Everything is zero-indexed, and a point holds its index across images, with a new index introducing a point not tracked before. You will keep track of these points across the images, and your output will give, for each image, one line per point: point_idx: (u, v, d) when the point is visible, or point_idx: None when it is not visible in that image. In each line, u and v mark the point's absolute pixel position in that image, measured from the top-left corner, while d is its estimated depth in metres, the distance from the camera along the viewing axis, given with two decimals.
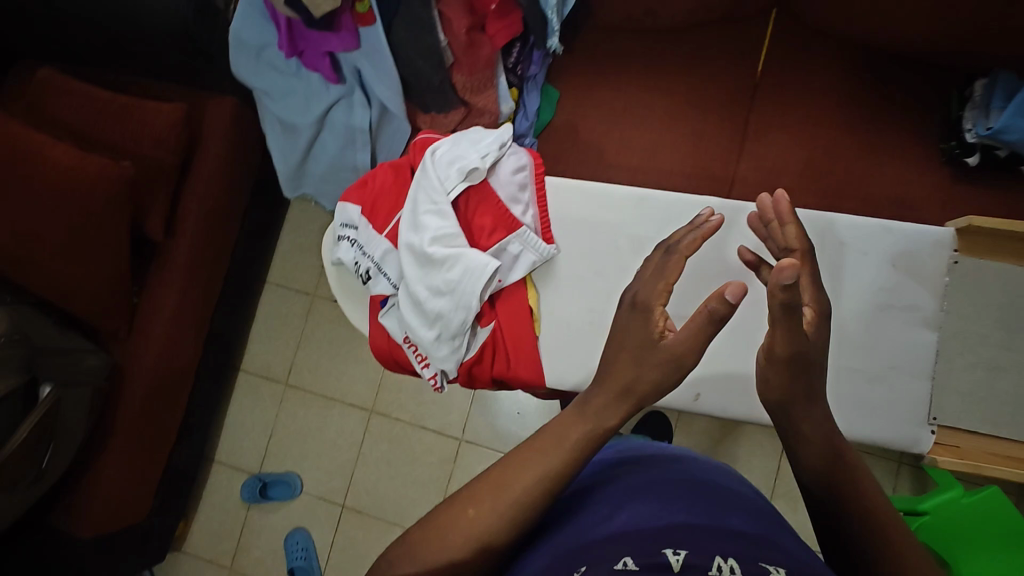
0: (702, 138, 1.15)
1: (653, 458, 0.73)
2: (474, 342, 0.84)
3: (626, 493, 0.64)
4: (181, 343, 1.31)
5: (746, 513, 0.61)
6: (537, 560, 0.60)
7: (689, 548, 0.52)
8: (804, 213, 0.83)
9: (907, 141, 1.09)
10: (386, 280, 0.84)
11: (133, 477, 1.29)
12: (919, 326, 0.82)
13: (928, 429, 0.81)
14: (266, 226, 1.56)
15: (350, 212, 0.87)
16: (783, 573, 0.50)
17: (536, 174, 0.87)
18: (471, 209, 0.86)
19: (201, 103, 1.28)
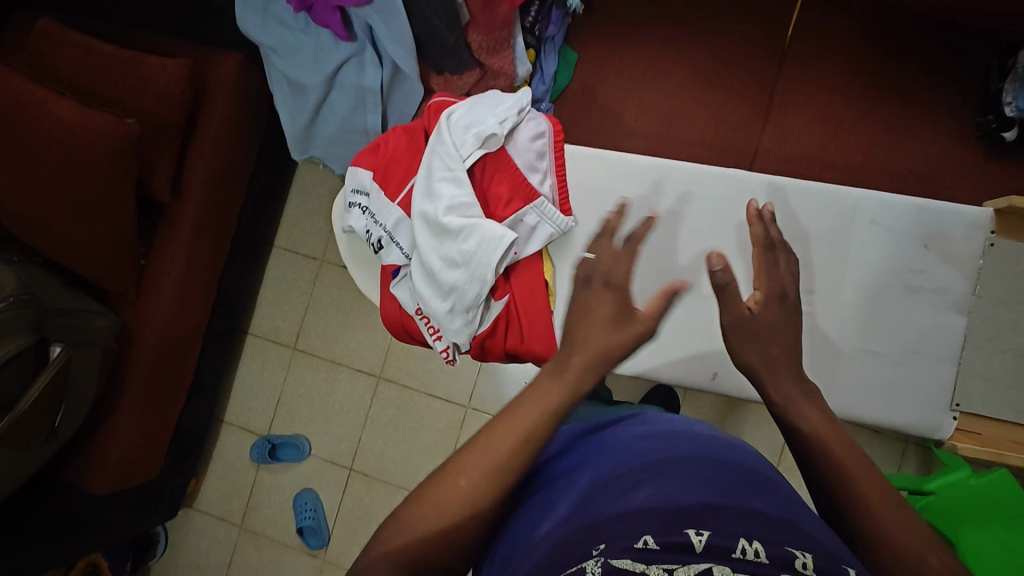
0: (725, 107, 1.10)
1: (669, 433, 0.72)
2: (487, 316, 0.82)
3: (643, 469, 0.64)
4: (189, 305, 1.31)
5: (768, 493, 0.60)
6: (551, 532, 0.60)
7: (712, 529, 0.52)
8: (833, 190, 0.81)
9: (940, 114, 1.04)
10: (398, 250, 0.83)
11: (143, 436, 1.30)
12: (948, 309, 0.80)
13: (951, 416, 0.80)
14: (274, 189, 1.54)
15: (361, 177, 0.85)
16: (808, 557, 0.50)
17: (554, 142, 0.85)
18: (488, 177, 0.83)
19: (206, 60, 1.23)
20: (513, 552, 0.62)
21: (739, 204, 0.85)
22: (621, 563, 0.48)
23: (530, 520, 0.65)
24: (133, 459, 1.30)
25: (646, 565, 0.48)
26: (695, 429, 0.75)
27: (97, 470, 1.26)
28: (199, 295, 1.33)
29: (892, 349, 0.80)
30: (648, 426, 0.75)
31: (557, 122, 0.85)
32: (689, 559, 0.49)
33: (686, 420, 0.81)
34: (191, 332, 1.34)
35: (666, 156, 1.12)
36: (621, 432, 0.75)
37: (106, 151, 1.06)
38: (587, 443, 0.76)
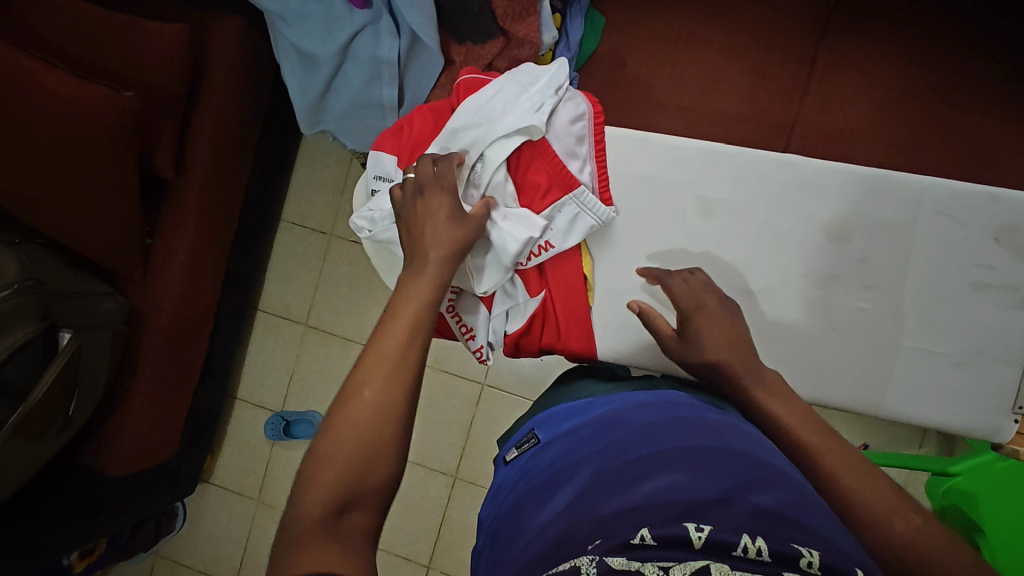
0: (764, 75, 1.03)
1: (675, 414, 0.69)
2: (522, 312, 0.83)
3: (646, 455, 0.61)
4: (197, 285, 1.27)
5: (778, 482, 0.58)
6: (549, 518, 0.58)
7: (714, 524, 0.51)
8: (897, 176, 0.78)
9: (994, 84, 0.97)
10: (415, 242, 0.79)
11: (159, 419, 1.29)
12: (1016, 308, 0.77)
13: (1012, 420, 0.79)
14: (278, 161, 1.47)
15: (385, 163, 0.78)
16: (816, 557, 0.48)
17: (594, 124, 0.80)
18: (524, 165, 0.80)
19: (203, 23, 1.15)
20: (517, 536, 0.60)
21: (791, 189, 0.80)
22: (616, 564, 0.47)
23: (531, 503, 0.64)
24: (149, 441, 1.29)
25: (640, 563, 0.47)
26: (700, 408, 0.71)
27: (112, 453, 1.25)
28: (207, 276, 1.29)
29: (938, 342, 0.79)
30: (648, 406, 0.72)
31: (597, 101, 0.81)
32: (687, 556, 0.48)
33: (679, 393, 0.76)
34: (201, 312, 1.31)
35: (698, 129, 1.05)
36: (622, 413, 0.73)
37: (104, 127, 1.00)
38: (587, 423, 0.73)
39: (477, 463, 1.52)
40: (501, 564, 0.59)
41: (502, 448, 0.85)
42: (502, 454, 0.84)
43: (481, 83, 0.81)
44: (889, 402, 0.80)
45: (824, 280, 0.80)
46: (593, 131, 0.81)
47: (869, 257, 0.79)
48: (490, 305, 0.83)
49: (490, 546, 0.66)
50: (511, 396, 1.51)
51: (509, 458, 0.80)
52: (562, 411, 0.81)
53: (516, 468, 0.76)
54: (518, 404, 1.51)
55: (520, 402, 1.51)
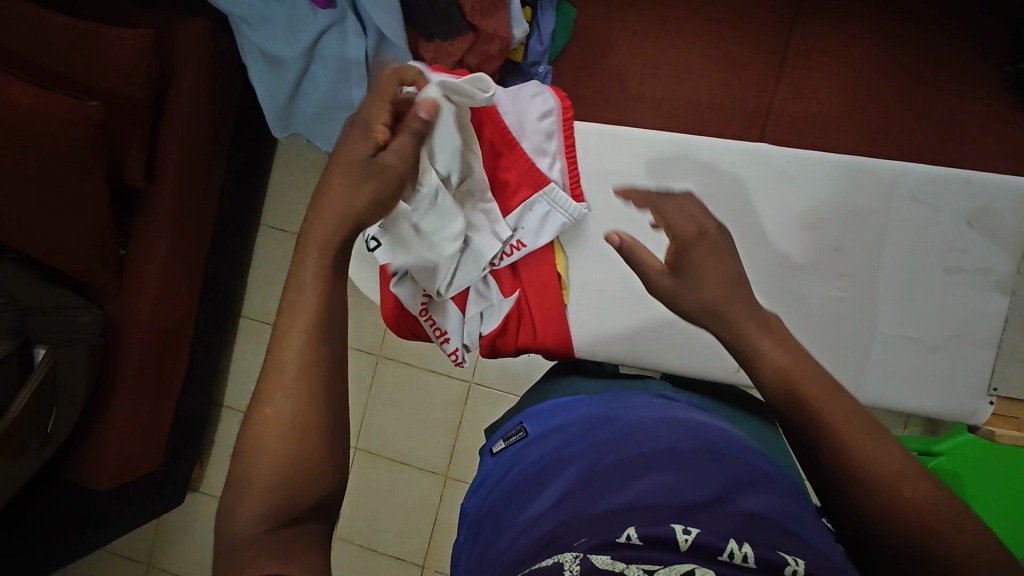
0: (735, 63, 1.02)
1: (666, 418, 0.69)
2: (497, 312, 0.84)
3: (638, 455, 0.61)
4: (175, 294, 1.25)
5: (768, 487, 0.58)
6: (539, 513, 0.58)
7: (702, 527, 0.50)
8: (869, 163, 0.78)
9: (964, 65, 0.97)
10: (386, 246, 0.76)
11: (142, 430, 1.28)
12: (989, 292, 0.78)
13: (987, 401, 0.79)
14: (252, 164, 1.45)
15: None
16: (802, 567, 0.47)
17: (563, 120, 0.80)
18: (494, 165, 0.81)
19: (167, 27, 1.12)
20: (499, 534, 0.60)
21: (764, 178, 0.80)
22: (601, 563, 0.46)
23: (517, 499, 0.64)
24: (134, 453, 1.27)
25: (625, 564, 0.45)
26: (690, 415, 0.71)
27: (96, 467, 1.23)
28: (184, 283, 1.27)
29: (914, 327, 0.79)
30: (642, 408, 0.72)
31: (564, 95, 0.80)
32: (672, 559, 0.47)
33: (687, 401, 0.76)
34: (181, 320, 1.30)
35: (672, 119, 1.04)
36: (613, 411, 0.72)
37: (70, 136, 0.98)
38: (575, 422, 0.72)
39: (467, 461, 1.52)
40: (482, 561, 0.59)
41: (487, 441, 0.86)
42: (490, 445, 0.84)
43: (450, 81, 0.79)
44: (869, 388, 0.80)
45: (801, 268, 0.80)
46: (561, 126, 0.81)
47: (842, 245, 0.79)
48: (463, 306, 0.83)
49: (472, 542, 0.66)
50: (498, 392, 1.51)
51: (497, 451, 0.79)
52: (551, 406, 0.81)
53: (502, 461, 0.75)
54: (505, 401, 1.51)
55: (507, 399, 1.51)
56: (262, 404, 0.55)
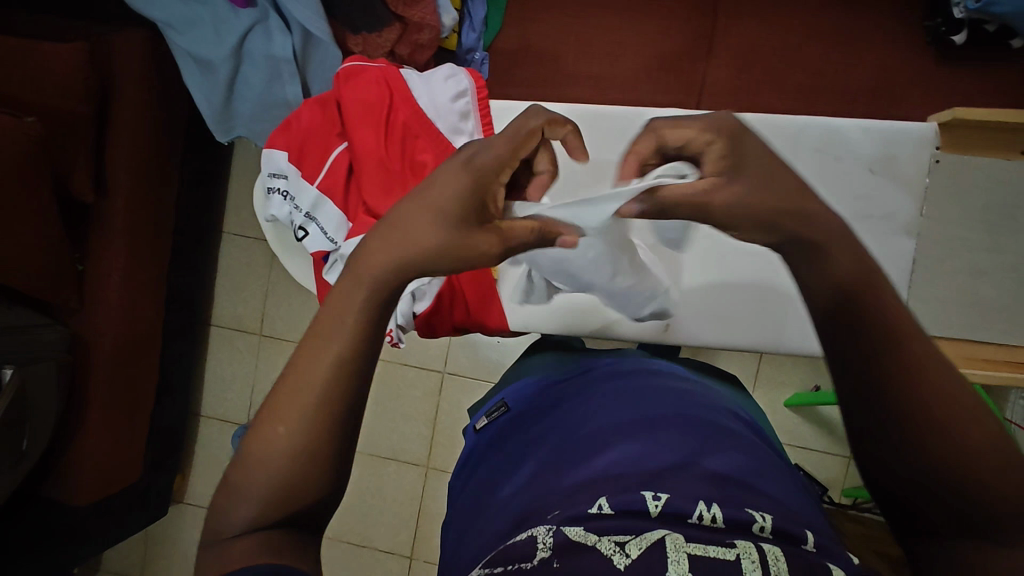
0: (666, 36, 1.04)
1: (641, 386, 0.70)
2: (429, 291, 0.82)
3: (610, 426, 0.63)
4: (138, 305, 1.26)
5: (732, 442, 0.60)
6: (515, 490, 0.60)
7: (672, 491, 0.51)
8: (770, 120, 0.80)
9: (886, 22, 0.99)
10: (321, 233, 0.72)
11: (117, 443, 1.28)
12: (901, 234, 0.81)
13: None
14: (207, 172, 1.45)
15: (278, 159, 0.74)
16: (769, 520, 0.49)
17: (478, 98, 0.77)
18: (409, 147, 0.75)
19: (104, 39, 1.12)
20: (479, 516, 0.62)
21: None
22: (574, 535, 0.47)
23: (498, 476, 0.66)
24: (111, 467, 1.27)
25: (597, 537, 0.46)
26: (664, 380, 0.72)
27: (72, 484, 1.23)
28: (146, 294, 1.28)
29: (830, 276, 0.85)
30: (614, 377, 0.73)
31: (480, 77, 0.78)
32: (643, 524, 0.48)
33: (659, 367, 0.78)
34: (149, 333, 1.31)
35: (608, 95, 1.06)
36: (589, 384, 0.74)
37: (11, 152, 0.97)
38: (557, 398, 0.74)
39: (447, 451, 1.54)
40: (464, 539, 0.61)
41: (471, 419, 0.86)
42: (473, 422, 0.85)
43: (364, 68, 0.76)
44: (792, 336, 0.87)
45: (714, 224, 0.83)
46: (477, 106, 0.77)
47: None
48: None
49: (455, 522, 0.68)
50: (472, 380, 1.53)
51: (480, 428, 0.81)
52: (531, 383, 0.82)
53: (486, 439, 0.77)
54: (479, 388, 1.53)
55: (481, 386, 1.53)
56: (271, 419, 0.43)
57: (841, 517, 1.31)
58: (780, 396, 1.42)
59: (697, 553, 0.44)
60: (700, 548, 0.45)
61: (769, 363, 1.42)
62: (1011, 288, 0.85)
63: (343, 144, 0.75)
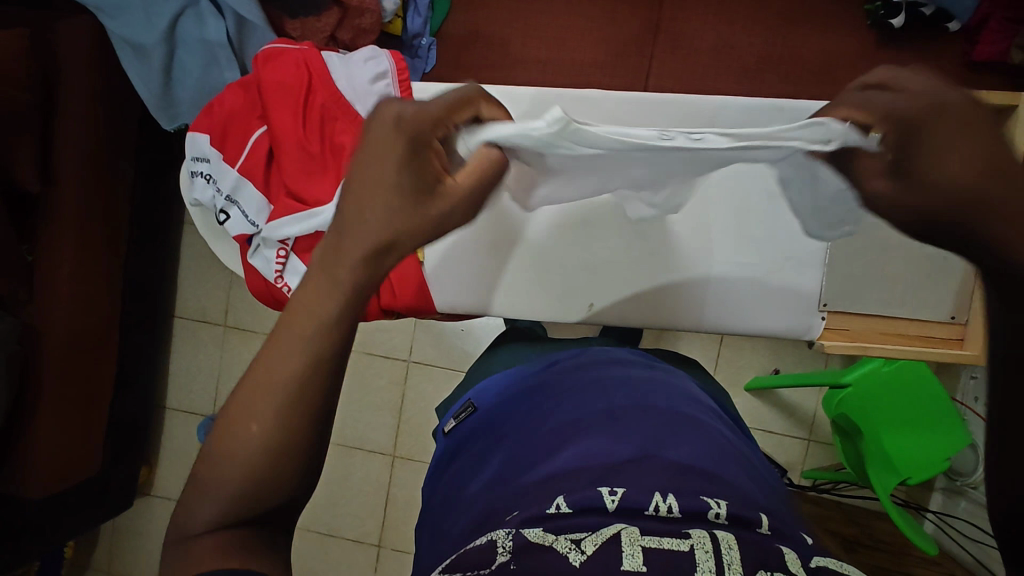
0: (614, 20, 1.04)
1: (603, 374, 0.63)
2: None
3: (569, 422, 0.55)
4: (87, 297, 1.25)
5: (695, 432, 0.53)
6: (482, 488, 0.52)
7: (628, 484, 0.44)
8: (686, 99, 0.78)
9: (830, 6, 1.00)
10: (242, 215, 0.80)
11: (68, 436, 1.27)
12: None
13: (818, 316, 0.85)
14: (166, 162, 1.44)
15: (200, 144, 0.79)
16: (723, 507, 0.43)
17: (399, 81, 0.79)
18: (329, 128, 0.78)
19: (48, 25, 1.10)
20: (440, 529, 0.53)
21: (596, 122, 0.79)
22: (533, 536, 0.40)
23: (460, 479, 0.58)
24: (63, 460, 1.26)
25: (554, 536, 0.39)
26: (624, 368, 0.65)
27: (27, 480, 1.21)
28: (96, 285, 1.26)
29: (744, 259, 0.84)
30: (579, 369, 0.65)
31: (401, 60, 0.80)
32: (599, 523, 0.41)
33: (625, 355, 0.69)
34: (100, 327, 1.30)
35: (558, 80, 1.07)
36: (553, 376, 0.65)
37: None
38: (523, 393, 0.65)
39: (414, 439, 1.55)
40: (427, 556, 0.52)
41: (439, 421, 0.74)
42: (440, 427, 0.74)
43: (281, 52, 0.79)
44: (712, 316, 0.85)
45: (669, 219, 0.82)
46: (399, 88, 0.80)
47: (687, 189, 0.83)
48: None
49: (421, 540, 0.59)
50: (437, 368, 1.54)
51: (448, 433, 0.69)
52: (502, 376, 0.71)
53: (452, 443, 0.67)
54: (444, 376, 1.54)
55: (447, 374, 1.53)
56: (241, 418, 0.40)
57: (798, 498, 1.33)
58: (739, 379, 1.43)
59: (652, 546, 0.38)
60: (655, 540, 0.39)
61: (729, 348, 1.43)
62: (918, 263, 0.84)
63: (263, 127, 0.79)
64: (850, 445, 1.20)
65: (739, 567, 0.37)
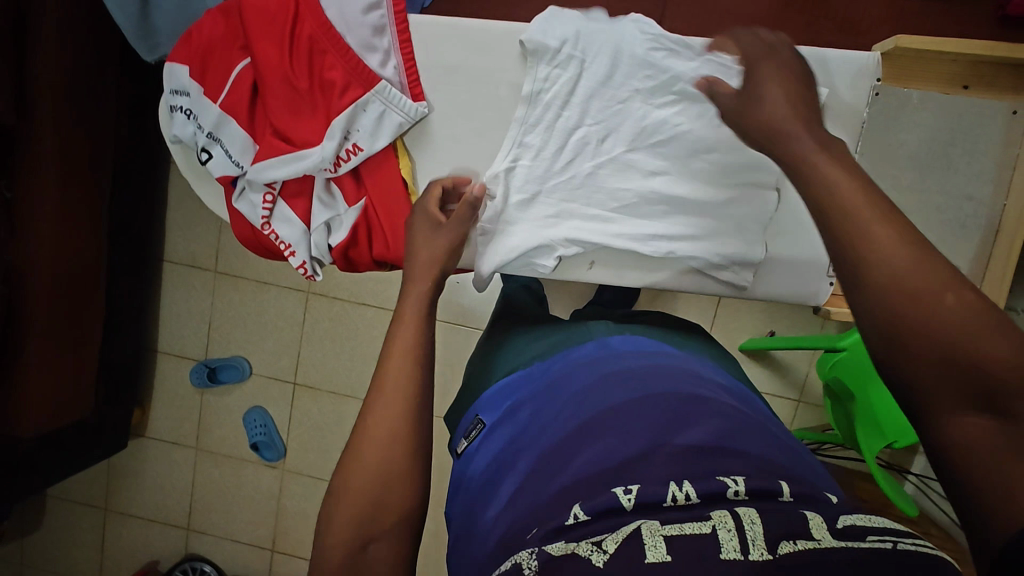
0: None
1: (610, 365, 0.60)
2: (344, 223, 0.79)
3: (573, 426, 0.53)
4: (71, 237, 1.21)
5: (710, 411, 0.52)
6: (498, 513, 0.50)
7: (641, 480, 0.44)
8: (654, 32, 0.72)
9: None
10: (227, 156, 0.76)
11: (57, 377, 1.25)
12: None
13: (828, 281, 0.76)
14: (150, 98, 1.37)
15: (179, 76, 0.75)
16: (741, 486, 0.43)
17: (394, 12, 0.73)
18: (317, 61, 0.74)
19: None
20: (467, 541, 0.53)
21: (597, 62, 0.73)
22: (556, 550, 0.40)
23: (479, 498, 0.55)
24: (53, 400, 1.26)
25: (576, 544, 0.40)
26: (631, 352, 0.63)
27: (20, 418, 1.21)
28: (78, 225, 1.22)
29: (759, 215, 0.75)
30: (581, 361, 0.63)
31: None
32: (618, 524, 0.41)
33: (624, 343, 0.66)
34: (85, 269, 1.26)
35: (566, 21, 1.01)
36: (557, 371, 0.63)
37: None
38: (530, 392, 0.62)
39: None
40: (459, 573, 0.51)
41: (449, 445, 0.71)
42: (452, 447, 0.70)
43: None
44: None
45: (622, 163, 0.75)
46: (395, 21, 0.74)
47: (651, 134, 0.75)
48: (308, 216, 0.79)
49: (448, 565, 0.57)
50: None
51: (460, 454, 0.66)
52: (503, 384, 0.67)
53: (468, 466, 0.62)
54: None
55: None
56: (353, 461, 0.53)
57: None
58: (734, 341, 1.42)
59: (673, 534, 0.39)
60: (676, 527, 0.39)
61: (727, 308, 1.41)
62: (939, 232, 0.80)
63: (246, 59, 0.75)
64: (841, 408, 1.21)
65: (763, 543, 0.37)
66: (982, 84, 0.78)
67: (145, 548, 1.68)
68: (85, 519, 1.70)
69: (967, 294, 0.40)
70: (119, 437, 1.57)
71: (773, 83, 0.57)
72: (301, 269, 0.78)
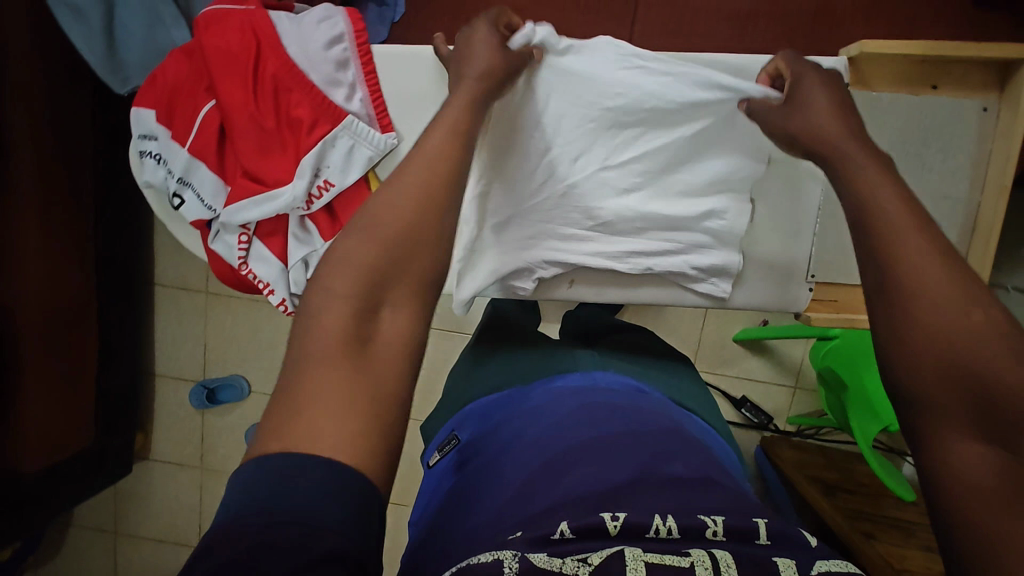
0: None
1: (593, 400, 0.61)
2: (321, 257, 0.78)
3: (555, 453, 0.54)
4: (58, 273, 1.21)
5: (684, 448, 0.54)
6: (482, 521, 0.49)
7: (628, 509, 0.45)
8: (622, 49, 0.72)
9: None
10: (197, 199, 0.76)
11: (55, 410, 1.26)
12: (810, 180, 0.78)
13: (806, 288, 0.80)
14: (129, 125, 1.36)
15: (146, 121, 0.75)
16: (720, 527, 0.43)
17: (358, 46, 0.74)
18: (282, 100, 0.73)
19: None
20: (436, 540, 0.51)
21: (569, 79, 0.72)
22: (538, 560, 0.39)
23: (450, 513, 0.54)
24: (53, 434, 1.26)
25: (562, 559, 0.39)
26: (610, 389, 0.65)
27: (20, 455, 1.21)
28: (65, 259, 1.22)
29: (734, 228, 0.75)
30: (564, 393, 0.64)
31: (358, 18, 0.74)
32: (603, 544, 0.42)
33: (607, 379, 0.69)
34: (75, 302, 1.26)
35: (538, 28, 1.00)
36: (540, 399, 0.64)
37: None
38: (513, 416, 0.63)
39: None
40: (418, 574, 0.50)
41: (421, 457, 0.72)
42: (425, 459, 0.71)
43: (224, 13, 0.73)
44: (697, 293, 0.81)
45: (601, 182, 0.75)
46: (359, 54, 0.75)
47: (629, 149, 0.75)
48: (283, 254, 0.78)
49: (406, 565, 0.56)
50: None
51: (432, 467, 0.68)
52: (481, 405, 0.70)
53: (441, 479, 0.63)
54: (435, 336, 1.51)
55: None
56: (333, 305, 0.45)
57: (781, 444, 1.38)
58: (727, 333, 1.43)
59: (654, 561, 0.39)
60: (657, 556, 0.40)
61: None
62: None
63: (211, 101, 0.74)
64: (835, 396, 1.21)
65: None
66: (951, 81, 0.78)
67: (158, 568, 1.70)
68: (96, 544, 1.71)
69: (992, 313, 0.42)
70: (122, 463, 1.58)
71: (821, 94, 0.59)
72: (280, 305, 0.78)
